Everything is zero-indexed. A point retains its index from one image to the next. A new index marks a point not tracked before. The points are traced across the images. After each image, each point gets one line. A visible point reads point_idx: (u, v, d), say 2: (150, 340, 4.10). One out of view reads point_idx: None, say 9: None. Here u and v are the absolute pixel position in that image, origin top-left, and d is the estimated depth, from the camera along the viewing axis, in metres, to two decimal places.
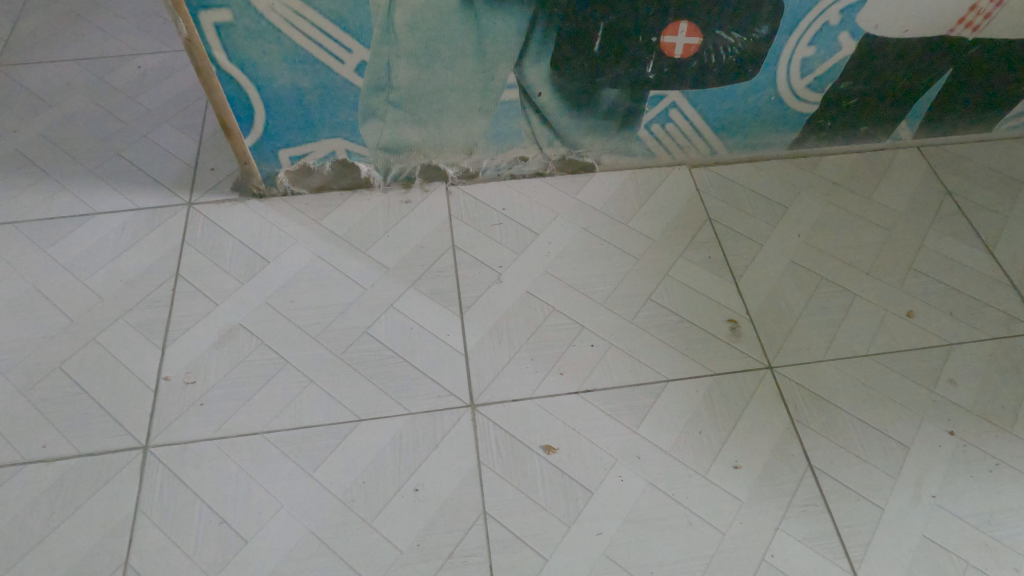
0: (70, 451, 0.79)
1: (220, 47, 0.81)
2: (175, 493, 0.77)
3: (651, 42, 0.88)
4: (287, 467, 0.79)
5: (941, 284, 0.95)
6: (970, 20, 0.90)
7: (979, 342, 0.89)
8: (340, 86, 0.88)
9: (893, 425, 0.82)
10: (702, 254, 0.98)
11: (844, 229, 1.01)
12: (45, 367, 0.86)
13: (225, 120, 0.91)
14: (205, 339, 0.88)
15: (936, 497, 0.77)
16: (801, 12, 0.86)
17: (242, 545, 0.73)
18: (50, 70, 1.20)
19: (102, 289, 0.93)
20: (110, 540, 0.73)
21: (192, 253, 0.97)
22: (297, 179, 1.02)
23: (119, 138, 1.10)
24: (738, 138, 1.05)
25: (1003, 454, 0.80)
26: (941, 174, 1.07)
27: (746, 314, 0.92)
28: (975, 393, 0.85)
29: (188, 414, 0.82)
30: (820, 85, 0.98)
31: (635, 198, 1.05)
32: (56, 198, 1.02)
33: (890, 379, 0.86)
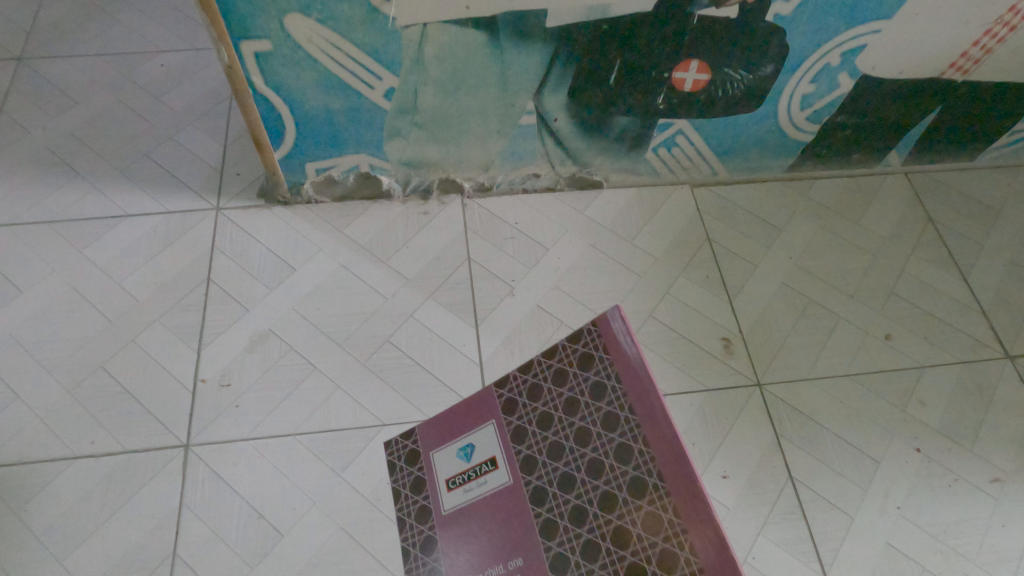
0: (116, 447, 0.86)
1: (258, 72, 0.86)
2: (215, 490, 0.84)
3: (663, 77, 0.93)
4: (318, 468, 0.86)
5: (918, 309, 1.03)
6: (961, 64, 0.95)
7: (948, 366, 0.98)
8: (369, 109, 0.93)
9: (866, 441, 0.91)
10: (700, 273, 1.05)
11: (832, 252, 1.09)
12: (89, 366, 0.92)
13: (257, 136, 0.96)
14: (238, 343, 0.95)
15: (900, 508, 0.86)
16: (804, 54, 0.91)
17: (278, 538, 0.81)
18: (75, 65, 1.22)
19: (138, 292, 0.99)
20: (157, 531, 0.81)
21: (223, 258, 1.02)
22: (321, 189, 1.07)
23: (147, 139, 1.14)
24: (738, 161, 1.11)
25: (962, 470, 0.89)
26: (925, 201, 1.15)
27: (739, 333, 0.99)
28: (942, 413, 0.94)
29: (224, 414, 0.89)
30: (819, 117, 1.04)
31: (640, 216, 1.11)
32: (88, 199, 1.07)
33: (866, 398, 0.95)
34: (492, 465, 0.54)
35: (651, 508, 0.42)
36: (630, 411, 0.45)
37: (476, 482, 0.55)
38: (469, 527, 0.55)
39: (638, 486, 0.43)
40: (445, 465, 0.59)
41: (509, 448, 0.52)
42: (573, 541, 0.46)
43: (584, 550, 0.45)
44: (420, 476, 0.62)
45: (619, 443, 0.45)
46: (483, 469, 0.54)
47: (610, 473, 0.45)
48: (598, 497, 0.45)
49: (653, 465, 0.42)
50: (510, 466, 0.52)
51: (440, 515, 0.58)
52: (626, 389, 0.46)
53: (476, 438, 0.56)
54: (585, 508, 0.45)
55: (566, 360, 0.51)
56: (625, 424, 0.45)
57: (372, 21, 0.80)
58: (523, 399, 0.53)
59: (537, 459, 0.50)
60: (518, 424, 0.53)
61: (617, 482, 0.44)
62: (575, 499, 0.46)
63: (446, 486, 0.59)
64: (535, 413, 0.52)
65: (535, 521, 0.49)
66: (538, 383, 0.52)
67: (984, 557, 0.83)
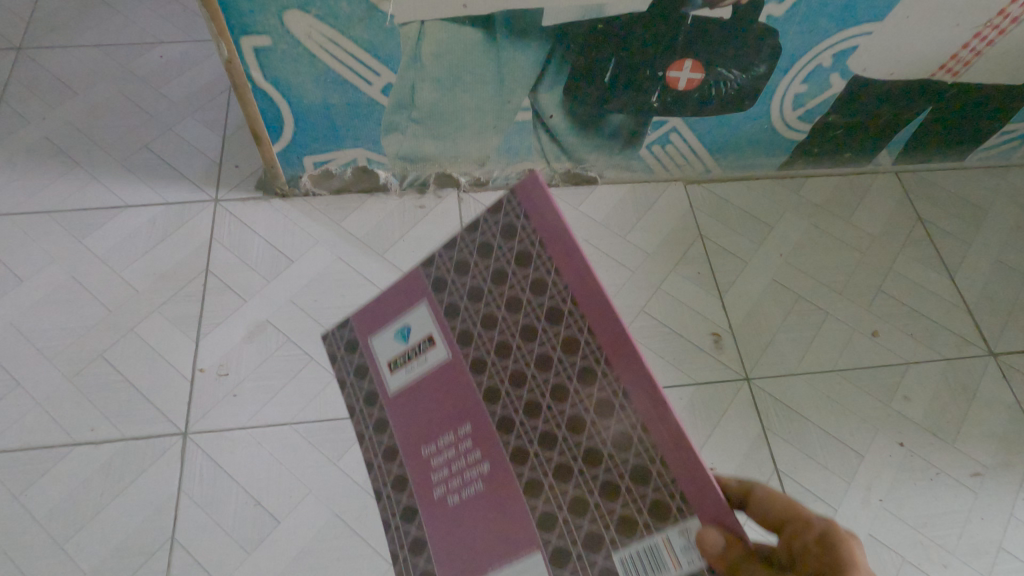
0: (116, 434, 0.88)
1: (258, 67, 0.87)
2: (213, 477, 0.86)
3: (658, 76, 0.94)
4: (314, 456, 0.88)
5: (904, 306, 1.05)
6: (950, 67, 0.97)
7: (932, 363, 1.00)
8: (367, 105, 0.94)
9: (851, 436, 0.93)
10: (692, 269, 1.07)
11: (822, 250, 1.10)
12: (89, 355, 0.94)
13: (256, 129, 0.97)
14: (236, 333, 0.96)
15: (883, 501, 0.88)
16: (797, 55, 0.92)
17: (275, 525, 0.83)
18: (74, 55, 1.23)
19: (137, 282, 1.00)
20: (156, 517, 0.83)
21: (221, 249, 1.03)
22: (319, 182, 1.08)
23: (146, 131, 1.15)
24: (731, 159, 1.13)
25: (944, 464, 0.91)
26: (915, 200, 1.16)
27: (728, 329, 1.01)
28: (926, 409, 0.96)
29: (223, 403, 0.91)
30: (811, 116, 1.05)
31: (634, 212, 1.12)
32: (87, 189, 1.08)
33: (852, 393, 0.97)
34: (430, 343, 0.43)
35: (590, 371, 0.35)
36: (553, 270, 0.37)
37: (416, 365, 0.44)
38: (418, 405, 0.43)
39: (579, 354, 0.36)
40: (383, 351, 0.46)
41: (445, 322, 0.42)
42: (528, 435, 0.37)
43: (535, 433, 0.37)
44: (360, 363, 0.48)
45: (547, 315, 0.37)
46: (425, 348, 0.43)
47: (546, 339, 0.37)
48: (548, 383, 0.37)
49: (591, 337, 0.35)
50: (448, 338, 0.42)
51: (386, 400, 0.46)
52: (544, 256, 0.37)
53: (412, 318, 0.44)
54: (528, 393, 0.37)
55: (485, 230, 0.40)
56: (552, 283, 0.37)
57: (370, 18, 0.81)
58: (452, 275, 0.42)
59: (484, 361, 0.40)
60: (448, 302, 0.42)
61: (566, 368, 0.36)
62: (522, 393, 0.38)
63: (386, 370, 0.46)
64: (466, 290, 0.41)
65: (476, 391, 0.40)
66: (462, 254, 0.42)
67: (963, 548, 0.86)
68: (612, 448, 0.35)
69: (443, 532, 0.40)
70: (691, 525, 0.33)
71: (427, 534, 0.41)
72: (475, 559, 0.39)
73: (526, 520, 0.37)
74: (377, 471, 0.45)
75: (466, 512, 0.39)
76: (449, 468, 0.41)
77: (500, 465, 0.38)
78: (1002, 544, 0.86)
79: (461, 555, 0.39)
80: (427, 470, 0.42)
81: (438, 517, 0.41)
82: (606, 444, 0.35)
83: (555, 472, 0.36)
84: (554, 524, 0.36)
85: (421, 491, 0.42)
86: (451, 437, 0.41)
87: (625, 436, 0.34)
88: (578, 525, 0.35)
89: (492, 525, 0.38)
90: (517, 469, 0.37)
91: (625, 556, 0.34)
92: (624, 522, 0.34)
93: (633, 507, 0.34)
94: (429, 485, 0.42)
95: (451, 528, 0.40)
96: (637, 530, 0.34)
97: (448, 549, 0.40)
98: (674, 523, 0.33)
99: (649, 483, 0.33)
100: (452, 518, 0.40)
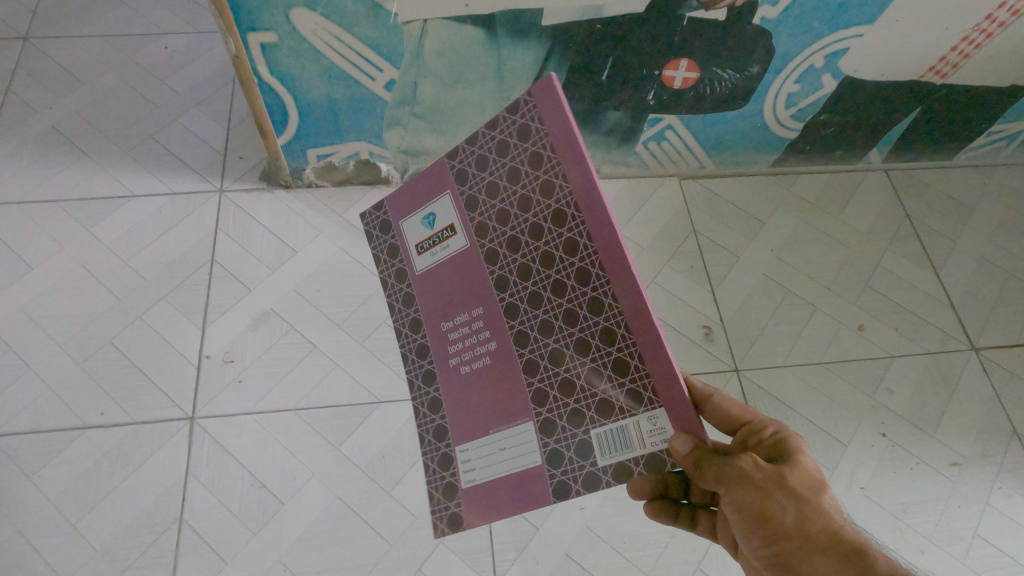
0: (125, 419, 0.91)
1: (264, 62, 0.89)
2: (220, 460, 0.89)
3: (654, 75, 0.96)
4: (317, 441, 0.91)
5: (890, 301, 1.08)
6: (939, 68, 0.99)
7: (916, 357, 1.03)
8: (369, 99, 0.97)
9: (836, 426, 0.96)
10: (685, 264, 1.10)
11: (811, 245, 1.13)
12: (98, 341, 0.97)
13: (261, 123, 0.99)
14: (242, 322, 0.99)
15: (864, 488, 0.92)
16: (790, 56, 0.95)
17: (280, 507, 0.86)
18: (80, 46, 1.25)
19: (144, 270, 1.03)
20: (165, 498, 0.86)
21: (227, 239, 1.06)
22: (322, 174, 1.11)
23: (152, 121, 1.17)
24: (725, 155, 1.15)
25: (924, 454, 0.95)
26: (903, 197, 1.19)
27: (719, 321, 1.04)
28: (908, 402, 0.99)
29: (228, 389, 0.94)
30: (803, 115, 1.08)
31: (629, 206, 1.15)
32: (95, 179, 1.10)
33: (837, 384, 1.00)
34: (452, 231, 0.52)
35: (584, 274, 0.46)
36: (563, 180, 0.46)
37: (439, 250, 0.52)
38: (439, 285, 0.52)
39: (574, 258, 0.46)
40: (410, 232, 0.54)
41: (466, 214, 0.51)
42: (531, 322, 0.48)
43: (537, 320, 0.48)
44: (392, 243, 0.55)
45: (551, 222, 0.47)
46: (446, 235, 0.52)
47: (548, 242, 0.47)
48: (550, 278, 0.47)
49: (592, 246, 0.45)
50: (468, 228, 0.51)
51: (411, 278, 0.54)
52: (554, 166, 0.46)
53: (438, 207, 0.52)
54: (533, 285, 0.48)
55: (506, 132, 0.48)
56: (560, 192, 0.46)
57: (374, 16, 0.84)
58: (474, 171, 0.51)
59: (498, 252, 0.49)
60: (467, 194, 0.51)
61: (566, 268, 0.46)
62: (528, 284, 0.48)
63: (414, 252, 0.54)
64: (483, 187, 0.50)
65: (489, 278, 0.50)
66: (484, 152, 0.50)
67: (940, 535, 0.89)
68: (598, 339, 0.46)
69: (457, 393, 0.51)
70: (658, 414, 0.44)
71: (442, 393, 0.52)
72: (482, 417, 0.50)
73: (522, 391, 0.48)
74: (403, 339, 0.55)
75: (477, 377, 0.50)
76: (464, 343, 0.51)
77: (505, 343, 0.49)
78: (977, 531, 0.90)
79: (470, 413, 0.50)
80: (446, 343, 0.52)
81: (453, 381, 0.51)
82: (594, 335, 0.46)
83: (549, 352, 0.47)
84: (545, 399, 0.48)
85: (438, 359, 0.52)
86: (466, 316, 0.51)
87: (610, 330, 0.45)
88: (565, 402, 0.47)
89: (498, 385, 0.49)
90: (518, 349, 0.49)
91: (601, 432, 0.46)
92: (602, 400, 0.46)
93: (611, 394, 0.46)
94: (446, 354, 0.52)
95: (465, 391, 0.51)
96: (614, 413, 0.46)
97: (458, 407, 0.51)
98: (645, 409, 0.45)
99: (627, 374, 0.45)
100: (467, 381, 0.51)
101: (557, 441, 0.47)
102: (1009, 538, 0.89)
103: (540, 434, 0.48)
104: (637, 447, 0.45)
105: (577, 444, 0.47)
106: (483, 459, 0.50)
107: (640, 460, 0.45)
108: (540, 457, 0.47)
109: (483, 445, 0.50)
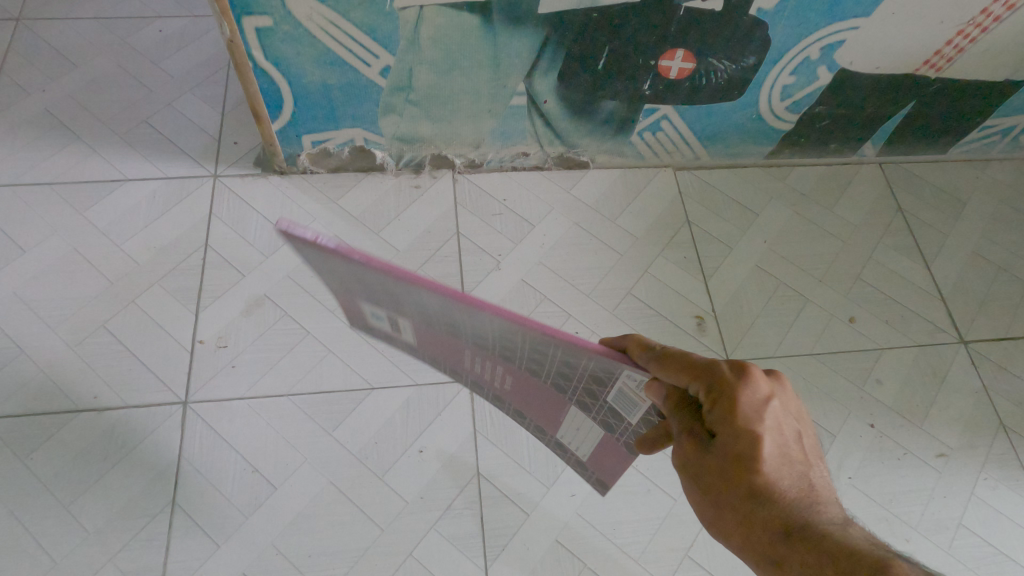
0: (118, 402, 0.91)
1: (259, 47, 0.89)
2: (212, 444, 0.89)
3: (651, 65, 0.96)
4: (310, 427, 0.92)
5: (881, 294, 1.09)
6: (934, 62, 0.99)
7: (905, 349, 1.04)
8: (364, 85, 0.96)
9: (825, 417, 0.97)
10: (679, 254, 1.10)
11: (804, 237, 1.14)
12: (91, 324, 0.97)
13: (256, 107, 0.99)
14: (236, 307, 0.99)
15: (852, 478, 0.93)
16: (786, 47, 0.95)
17: (272, 491, 0.87)
18: (74, 28, 1.24)
19: (138, 255, 1.02)
20: (158, 481, 0.86)
21: (221, 224, 1.06)
22: (317, 160, 1.11)
23: (146, 105, 1.17)
24: (719, 147, 1.16)
25: (911, 445, 0.96)
26: (896, 190, 1.20)
27: (711, 312, 1.05)
28: (897, 393, 1.00)
29: (221, 374, 0.94)
30: (798, 107, 1.08)
31: (624, 196, 1.15)
32: (88, 162, 1.10)
33: (827, 376, 1.01)
34: (399, 324, 0.65)
35: (473, 318, 0.53)
36: (384, 280, 0.53)
37: (406, 331, 0.66)
38: (437, 347, 0.66)
39: (454, 314, 0.54)
40: (387, 331, 0.69)
41: (392, 312, 0.62)
42: (493, 350, 0.59)
43: (490, 347, 0.58)
44: (390, 340, 0.72)
45: (418, 299, 0.54)
46: (399, 326, 0.65)
47: (435, 307, 0.55)
48: (461, 325, 0.56)
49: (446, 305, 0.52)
50: (402, 319, 0.63)
51: (421, 352, 0.70)
52: (373, 276, 0.53)
53: (376, 316, 0.66)
54: (464, 332, 0.58)
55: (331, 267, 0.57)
56: (396, 287, 0.53)
57: (371, 1, 0.83)
58: (360, 290, 0.60)
59: (429, 324, 0.60)
60: (372, 304, 0.62)
61: (459, 320, 0.55)
62: (461, 332, 0.58)
63: (403, 340, 0.70)
64: (372, 299, 0.60)
65: (444, 337, 0.62)
66: (344, 282, 0.60)
67: (925, 524, 0.90)
68: (527, 349, 0.54)
69: (518, 399, 0.67)
70: (627, 371, 0.51)
71: (513, 403, 0.70)
72: (545, 408, 0.65)
73: (537, 389, 0.62)
74: (465, 382, 0.73)
75: (511, 389, 0.66)
76: (484, 373, 0.66)
77: (499, 367, 0.62)
78: (962, 520, 0.91)
79: (538, 409, 0.66)
80: (480, 374, 0.67)
81: (510, 393, 0.67)
82: (525, 345, 0.54)
83: (529, 362, 0.57)
84: (563, 389, 0.59)
85: (487, 385, 0.69)
86: (467, 359, 0.65)
87: (523, 343, 0.53)
88: (571, 385, 0.58)
89: (522, 389, 0.64)
90: (514, 365, 0.60)
91: (613, 398, 0.56)
92: (592, 379, 0.55)
93: (587, 372, 0.54)
94: (487, 382, 0.68)
95: (519, 397, 0.67)
96: (606, 383, 0.55)
97: (527, 408, 0.69)
98: (616, 375, 0.52)
99: (569, 361, 0.53)
100: (510, 392, 0.67)
101: (596, 411, 0.60)
102: (992, 528, 0.91)
103: (583, 411, 0.61)
104: (641, 400, 0.54)
105: (607, 410, 0.58)
106: (569, 432, 0.67)
107: (654, 409, 0.55)
108: (598, 424, 0.61)
109: (560, 426, 0.67)
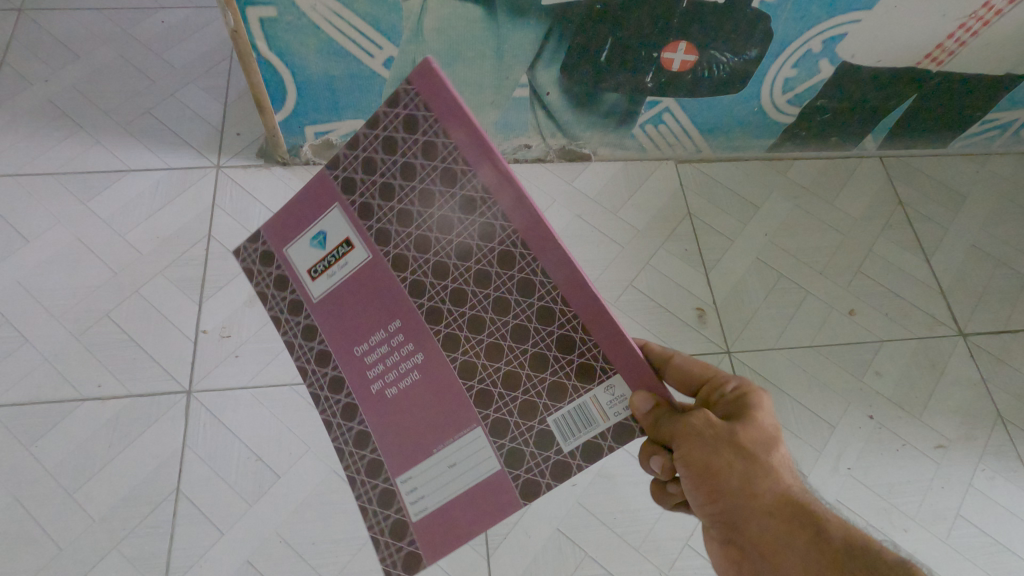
0: (122, 391, 0.91)
1: (263, 37, 0.89)
2: (216, 433, 0.90)
3: (654, 57, 0.96)
4: (314, 416, 0.92)
5: (881, 286, 1.10)
6: (935, 56, 1.00)
7: (904, 341, 1.05)
8: (368, 76, 0.96)
9: (825, 408, 0.98)
10: (680, 246, 1.11)
11: (805, 230, 1.14)
12: (95, 314, 0.97)
13: (259, 98, 0.99)
14: (239, 296, 0.99)
15: (851, 469, 0.94)
16: (788, 40, 0.95)
17: (275, 479, 0.87)
18: (76, 18, 1.24)
19: (141, 245, 1.03)
20: (162, 470, 0.87)
21: (224, 215, 1.06)
22: (319, 152, 1.11)
23: (148, 96, 1.17)
24: (721, 139, 1.16)
25: (910, 437, 0.97)
26: (896, 184, 1.20)
27: (712, 305, 1.05)
28: (896, 385, 1.01)
29: (224, 364, 0.94)
30: (800, 100, 1.08)
31: (626, 189, 1.16)
32: (90, 152, 1.10)
33: (827, 368, 1.01)
34: (348, 245, 0.46)
35: (509, 257, 0.42)
36: (462, 164, 0.41)
37: (339, 268, 0.47)
38: (355, 303, 0.47)
39: (494, 245, 0.42)
40: (300, 258, 0.49)
41: (361, 225, 0.45)
42: (458, 323, 0.44)
43: (464, 317, 0.44)
44: (278, 274, 0.50)
45: (459, 218, 0.42)
46: (343, 250, 0.46)
47: (461, 235, 0.43)
48: (470, 272, 0.43)
49: (511, 229, 0.41)
50: (367, 239, 0.45)
51: (309, 306, 0.50)
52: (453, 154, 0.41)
53: (326, 223, 0.47)
54: (453, 283, 0.44)
55: (388, 127, 0.43)
56: (462, 178, 0.41)
57: None
58: (360, 176, 0.44)
59: (405, 256, 0.44)
60: (359, 202, 0.45)
61: (487, 256, 0.42)
62: (447, 283, 0.44)
63: (307, 277, 0.49)
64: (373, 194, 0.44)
65: (402, 287, 0.45)
66: (367, 153, 0.44)
67: (923, 514, 0.91)
68: (535, 323, 0.43)
69: (388, 417, 0.48)
70: (615, 382, 0.43)
71: (369, 426, 0.48)
72: (423, 437, 0.46)
73: (461, 396, 0.45)
74: (309, 378, 0.51)
75: (406, 396, 0.47)
76: (384, 362, 0.47)
77: (434, 358, 0.45)
78: (960, 511, 0.92)
79: (407, 436, 0.47)
80: (364, 364, 0.48)
81: (383, 407, 0.48)
82: (530, 319, 0.43)
83: (488, 349, 0.44)
84: (490, 400, 0.45)
85: (357, 385, 0.49)
86: (383, 333, 0.47)
87: (546, 309, 0.42)
88: (513, 396, 0.44)
89: (429, 398, 0.46)
90: (450, 356, 0.45)
91: (557, 417, 0.45)
92: (554, 383, 0.44)
93: (562, 372, 0.43)
94: (365, 380, 0.48)
95: (393, 413, 0.47)
96: (568, 394, 0.44)
97: (390, 438, 0.48)
98: (601, 381, 0.43)
99: (574, 351, 0.43)
100: (400, 401, 0.47)
101: (513, 440, 0.45)
102: (989, 519, 0.91)
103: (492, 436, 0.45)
104: (601, 421, 0.44)
105: (535, 436, 0.45)
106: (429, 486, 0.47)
107: (607, 434, 0.45)
108: (499, 461, 0.45)
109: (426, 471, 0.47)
